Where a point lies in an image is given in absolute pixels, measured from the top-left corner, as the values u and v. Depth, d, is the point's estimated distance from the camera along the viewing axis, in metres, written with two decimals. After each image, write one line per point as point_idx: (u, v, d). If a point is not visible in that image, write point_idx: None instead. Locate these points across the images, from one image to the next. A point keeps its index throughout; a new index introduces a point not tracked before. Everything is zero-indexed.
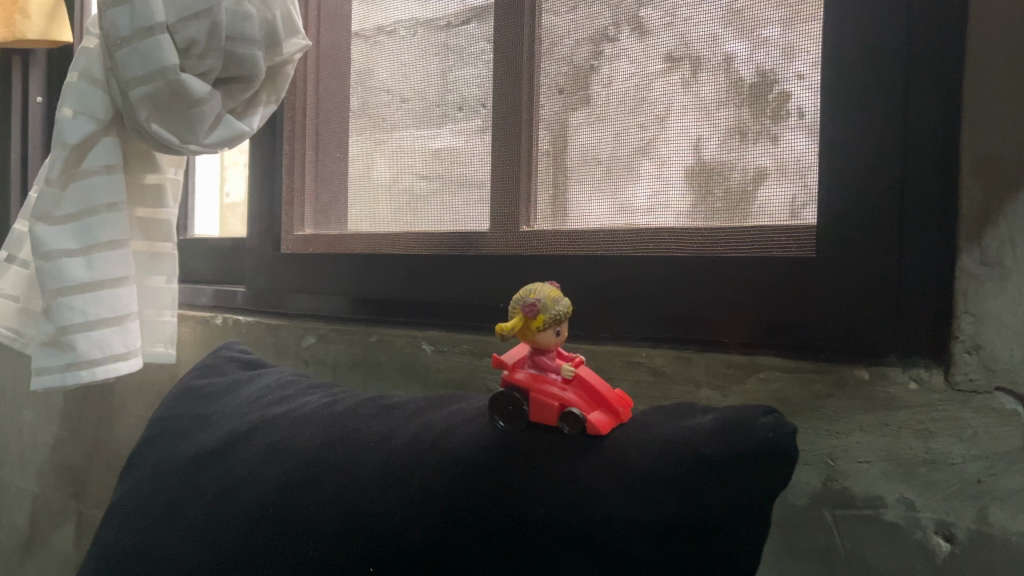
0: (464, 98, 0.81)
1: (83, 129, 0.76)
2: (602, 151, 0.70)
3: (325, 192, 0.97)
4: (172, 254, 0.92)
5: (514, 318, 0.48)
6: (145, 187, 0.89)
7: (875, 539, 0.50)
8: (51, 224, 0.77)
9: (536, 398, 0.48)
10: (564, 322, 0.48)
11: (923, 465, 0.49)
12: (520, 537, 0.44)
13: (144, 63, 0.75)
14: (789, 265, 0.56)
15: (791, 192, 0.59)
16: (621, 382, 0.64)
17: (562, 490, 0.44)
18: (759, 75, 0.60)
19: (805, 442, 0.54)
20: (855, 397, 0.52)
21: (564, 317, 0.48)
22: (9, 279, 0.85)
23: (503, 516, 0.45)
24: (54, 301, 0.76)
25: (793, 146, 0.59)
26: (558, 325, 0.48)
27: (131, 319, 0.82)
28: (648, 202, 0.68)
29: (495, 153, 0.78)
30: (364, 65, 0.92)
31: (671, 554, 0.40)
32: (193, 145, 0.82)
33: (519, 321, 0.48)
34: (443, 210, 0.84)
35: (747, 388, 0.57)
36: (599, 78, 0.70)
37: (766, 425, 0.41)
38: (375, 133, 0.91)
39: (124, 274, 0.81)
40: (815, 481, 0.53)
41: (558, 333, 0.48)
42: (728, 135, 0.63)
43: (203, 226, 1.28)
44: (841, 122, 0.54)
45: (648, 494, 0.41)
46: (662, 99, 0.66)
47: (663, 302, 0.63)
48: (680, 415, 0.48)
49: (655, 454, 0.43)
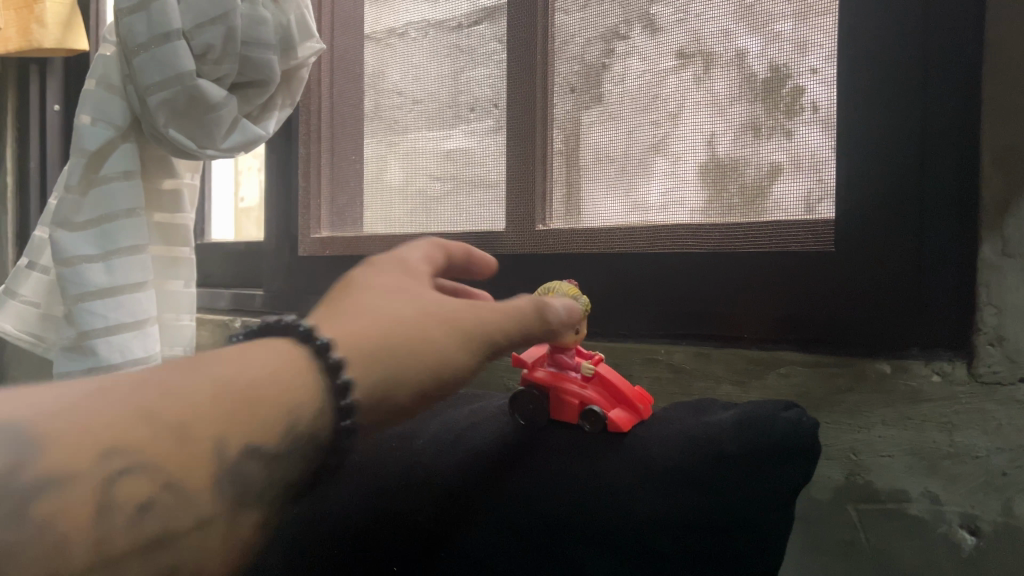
0: (476, 99, 0.82)
1: (101, 135, 0.79)
2: (616, 150, 0.70)
3: (340, 194, 0.97)
4: (190, 259, 0.92)
5: None
6: (164, 193, 0.90)
7: (900, 534, 0.50)
8: (73, 230, 0.79)
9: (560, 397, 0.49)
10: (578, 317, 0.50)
11: (947, 458, 0.48)
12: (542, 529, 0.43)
13: (161, 69, 0.75)
14: (808, 260, 0.56)
15: (808, 186, 0.58)
16: (640, 379, 0.64)
17: (583, 486, 0.44)
18: (773, 70, 0.60)
19: (827, 437, 0.53)
20: (877, 391, 0.52)
21: (578, 313, 0.50)
22: (29, 286, 0.86)
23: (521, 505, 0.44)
24: (76, 306, 0.77)
25: (808, 141, 0.58)
26: (573, 321, 0.49)
27: (150, 323, 0.82)
28: (663, 199, 0.68)
29: (509, 153, 0.78)
30: (376, 68, 0.92)
31: (693, 551, 0.41)
32: (210, 150, 0.82)
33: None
34: (458, 211, 0.84)
35: (768, 383, 0.57)
36: (612, 75, 0.70)
37: (789, 420, 0.43)
38: (388, 136, 0.92)
39: (144, 279, 0.81)
40: (838, 475, 0.53)
41: (573, 329, 0.49)
42: (742, 131, 0.62)
43: (220, 230, 1.29)
44: (857, 116, 0.54)
45: (671, 490, 0.41)
46: (674, 97, 0.66)
47: (682, 298, 0.63)
48: (701, 410, 0.48)
49: (678, 449, 0.43)
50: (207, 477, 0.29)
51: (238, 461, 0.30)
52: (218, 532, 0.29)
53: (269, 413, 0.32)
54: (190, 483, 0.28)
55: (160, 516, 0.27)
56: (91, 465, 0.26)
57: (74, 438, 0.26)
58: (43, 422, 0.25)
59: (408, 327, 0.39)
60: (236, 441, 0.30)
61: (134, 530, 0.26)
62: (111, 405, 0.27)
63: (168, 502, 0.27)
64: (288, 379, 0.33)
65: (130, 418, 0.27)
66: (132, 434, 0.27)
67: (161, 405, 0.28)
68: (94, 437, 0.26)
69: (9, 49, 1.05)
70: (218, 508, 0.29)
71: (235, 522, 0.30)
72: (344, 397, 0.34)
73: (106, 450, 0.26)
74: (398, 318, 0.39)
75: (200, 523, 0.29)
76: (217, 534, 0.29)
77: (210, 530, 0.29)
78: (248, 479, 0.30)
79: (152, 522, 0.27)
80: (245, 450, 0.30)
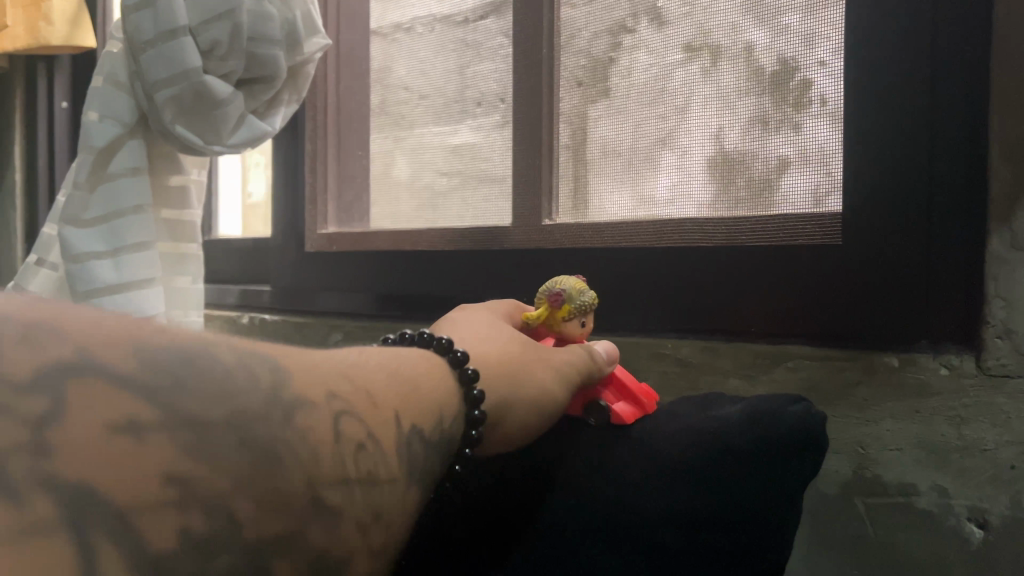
0: (483, 94, 0.82)
1: (109, 133, 0.79)
2: (623, 144, 0.70)
3: (348, 189, 0.98)
4: (197, 255, 0.93)
5: (541, 308, 0.48)
6: (171, 189, 0.90)
7: (909, 527, 0.50)
8: (79, 227, 0.79)
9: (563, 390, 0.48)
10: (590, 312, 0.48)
11: (956, 451, 0.48)
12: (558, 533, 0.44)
13: (169, 66, 0.76)
14: (817, 254, 0.56)
15: (816, 180, 0.59)
16: (649, 373, 0.64)
17: (597, 483, 0.44)
18: (780, 63, 0.60)
19: (835, 431, 0.53)
20: (886, 384, 0.51)
21: (591, 308, 0.48)
22: (38, 282, 0.86)
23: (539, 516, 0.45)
24: (85, 303, 0.78)
25: (816, 134, 0.58)
26: (584, 316, 0.48)
27: (159, 319, 0.82)
28: (670, 193, 0.67)
29: (516, 148, 0.78)
30: (383, 63, 0.92)
31: (707, 546, 0.41)
32: (217, 146, 0.82)
33: (545, 310, 0.48)
34: (464, 206, 0.84)
35: (776, 377, 0.57)
36: (618, 69, 0.70)
37: (796, 414, 0.43)
38: (395, 131, 0.92)
39: (152, 275, 0.82)
40: (846, 469, 0.53)
41: (583, 324, 0.48)
42: (750, 125, 0.62)
43: (227, 226, 1.29)
44: (864, 109, 0.53)
45: (679, 484, 0.42)
46: (681, 92, 0.66)
47: (688, 293, 0.63)
48: (707, 404, 0.48)
49: (688, 442, 0.43)
50: (396, 438, 0.35)
51: (416, 433, 0.37)
52: (402, 490, 0.34)
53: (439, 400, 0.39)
54: (387, 440, 0.34)
55: (367, 459, 0.33)
56: (325, 399, 0.32)
57: (310, 379, 0.33)
58: (291, 364, 0.33)
59: (521, 357, 0.44)
60: (412, 414, 0.37)
61: (349, 463, 0.32)
62: (333, 368, 0.35)
63: (372, 451, 0.33)
64: (438, 393, 0.39)
65: (343, 378, 0.35)
66: (344, 389, 0.34)
67: (364, 375, 0.36)
68: (324, 381, 0.33)
69: (17, 47, 1.06)
70: (402, 472, 0.35)
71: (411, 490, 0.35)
72: (474, 410, 0.41)
73: (331, 393, 0.33)
74: (517, 352, 0.45)
75: (391, 477, 0.34)
76: (402, 492, 0.34)
77: (397, 487, 0.34)
78: (420, 450, 0.36)
79: (364, 462, 0.32)
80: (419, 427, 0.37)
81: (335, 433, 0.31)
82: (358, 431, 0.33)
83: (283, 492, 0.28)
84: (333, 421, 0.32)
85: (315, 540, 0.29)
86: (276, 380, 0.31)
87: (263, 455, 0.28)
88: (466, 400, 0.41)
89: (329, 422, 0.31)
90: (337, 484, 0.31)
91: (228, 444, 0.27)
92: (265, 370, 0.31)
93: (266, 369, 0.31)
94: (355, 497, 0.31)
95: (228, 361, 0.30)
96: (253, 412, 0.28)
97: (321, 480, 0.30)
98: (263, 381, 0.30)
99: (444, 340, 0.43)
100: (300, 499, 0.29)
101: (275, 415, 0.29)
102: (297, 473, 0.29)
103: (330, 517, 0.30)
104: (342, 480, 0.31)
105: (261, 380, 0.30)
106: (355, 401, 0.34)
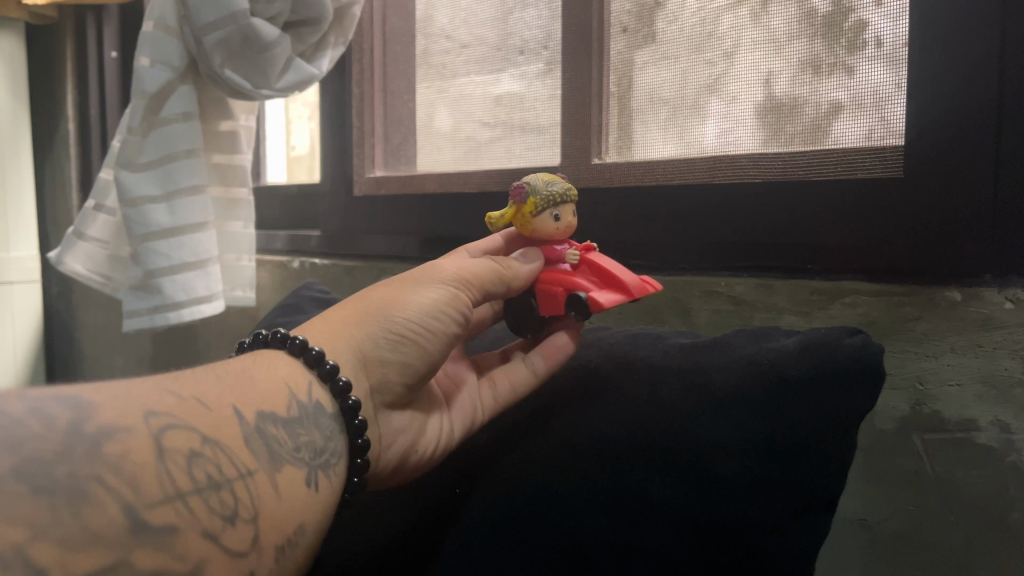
0: (525, 42, 0.80)
1: (161, 77, 0.80)
2: (668, 90, 0.69)
3: (395, 133, 0.97)
4: (249, 201, 0.94)
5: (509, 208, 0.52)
6: (221, 135, 0.91)
7: (966, 462, 0.50)
8: (133, 171, 0.81)
9: (542, 289, 0.51)
10: (561, 205, 0.50)
11: (1018, 385, 0.48)
12: (587, 463, 0.44)
13: (215, 9, 0.77)
14: (882, 192, 0.55)
15: (869, 124, 0.57)
16: (700, 313, 0.65)
17: (644, 412, 0.44)
18: (834, 3, 0.58)
19: (893, 365, 0.53)
20: (946, 319, 0.51)
21: (562, 199, 0.50)
22: (97, 226, 0.88)
23: (575, 459, 0.44)
24: (141, 245, 0.80)
25: (869, 77, 0.57)
26: (553, 209, 0.50)
27: (212, 262, 0.84)
28: (717, 141, 0.66)
29: (565, 90, 0.76)
30: (425, 13, 0.91)
31: (751, 476, 0.41)
32: (265, 90, 0.84)
33: (512, 211, 0.51)
34: (510, 155, 0.84)
35: (832, 313, 0.57)
36: (665, 14, 0.68)
37: (852, 346, 0.42)
38: (436, 82, 0.91)
39: (204, 220, 0.83)
40: (903, 405, 0.53)
41: (554, 216, 0.50)
42: (801, 68, 0.60)
43: (275, 173, 1.30)
44: (931, 47, 0.52)
45: (730, 416, 0.42)
46: (730, 35, 0.64)
47: (740, 230, 0.62)
48: (763, 337, 0.47)
49: (740, 375, 0.43)
50: (238, 434, 0.38)
51: (268, 423, 0.40)
52: (259, 479, 0.38)
53: (284, 387, 0.43)
54: (225, 435, 0.38)
55: (204, 464, 0.35)
56: (142, 422, 0.34)
57: (122, 406, 0.35)
58: (94, 395, 0.35)
59: (392, 301, 0.48)
60: (250, 405, 0.40)
61: (179, 476, 0.34)
62: (156, 390, 0.37)
63: (206, 454, 0.36)
64: (291, 382, 0.44)
65: (167, 394, 0.37)
66: (168, 405, 0.36)
67: (194, 386, 0.39)
68: (140, 402, 0.35)
69: None
70: (258, 463, 0.38)
71: (273, 475, 0.39)
72: (347, 398, 0.45)
73: (148, 411, 0.35)
74: (387, 296, 0.49)
75: (240, 472, 0.37)
76: (258, 481, 0.38)
77: (256, 476, 0.38)
78: (276, 436, 0.40)
79: (199, 467, 0.35)
80: (266, 412, 0.41)
81: (156, 450, 0.34)
82: (185, 442, 0.35)
83: (97, 526, 0.30)
84: (153, 438, 0.34)
85: (143, 561, 0.31)
86: (75, 417, 0.32)
87: (62, 503, 0.30)
88: (337, 395, 0.45)
89: (147, 442, 0.34)
90: (161, 503, 0.33)
91: (23, 489, 0.29)
92: (64, 412, 0.32)
93: (64, 411, 0.33)
94: (191, 507, 0.34)
95: (18, 411, 0.31)
96: (43, 458, 0.30)
97: (141, 501, 0.32)
98: (61, 424, 0.32)
99: (299, 341, 0.46)
100: (113, 531, 0.30)
101: (73, 454, 0.31)
102: (111, 506, 0.31)
103: (158, 534, 0.32)
104: (170, 496, 0.33)
105: (58, 423, 0.32)
106: (178, 415, 0.36)
